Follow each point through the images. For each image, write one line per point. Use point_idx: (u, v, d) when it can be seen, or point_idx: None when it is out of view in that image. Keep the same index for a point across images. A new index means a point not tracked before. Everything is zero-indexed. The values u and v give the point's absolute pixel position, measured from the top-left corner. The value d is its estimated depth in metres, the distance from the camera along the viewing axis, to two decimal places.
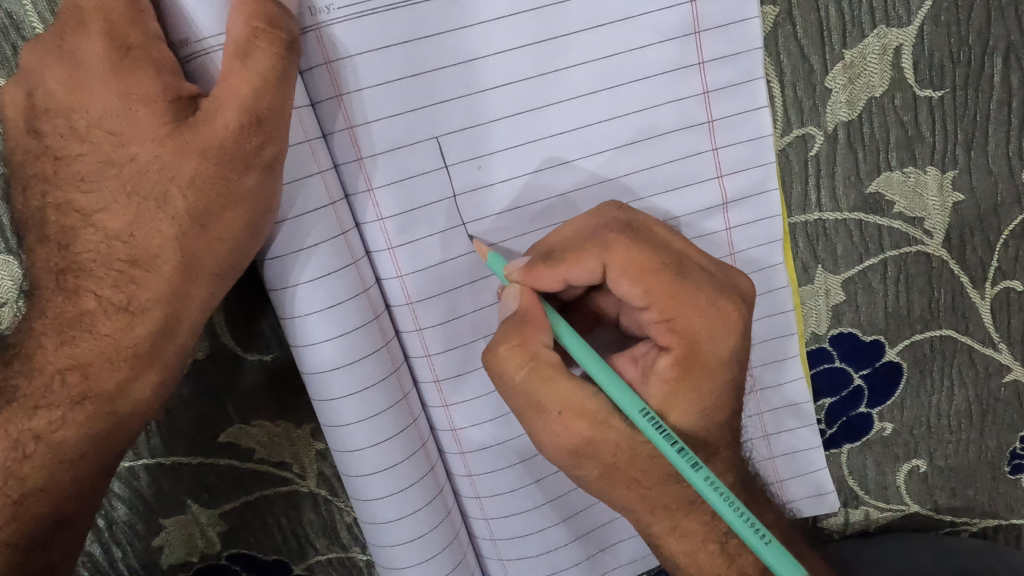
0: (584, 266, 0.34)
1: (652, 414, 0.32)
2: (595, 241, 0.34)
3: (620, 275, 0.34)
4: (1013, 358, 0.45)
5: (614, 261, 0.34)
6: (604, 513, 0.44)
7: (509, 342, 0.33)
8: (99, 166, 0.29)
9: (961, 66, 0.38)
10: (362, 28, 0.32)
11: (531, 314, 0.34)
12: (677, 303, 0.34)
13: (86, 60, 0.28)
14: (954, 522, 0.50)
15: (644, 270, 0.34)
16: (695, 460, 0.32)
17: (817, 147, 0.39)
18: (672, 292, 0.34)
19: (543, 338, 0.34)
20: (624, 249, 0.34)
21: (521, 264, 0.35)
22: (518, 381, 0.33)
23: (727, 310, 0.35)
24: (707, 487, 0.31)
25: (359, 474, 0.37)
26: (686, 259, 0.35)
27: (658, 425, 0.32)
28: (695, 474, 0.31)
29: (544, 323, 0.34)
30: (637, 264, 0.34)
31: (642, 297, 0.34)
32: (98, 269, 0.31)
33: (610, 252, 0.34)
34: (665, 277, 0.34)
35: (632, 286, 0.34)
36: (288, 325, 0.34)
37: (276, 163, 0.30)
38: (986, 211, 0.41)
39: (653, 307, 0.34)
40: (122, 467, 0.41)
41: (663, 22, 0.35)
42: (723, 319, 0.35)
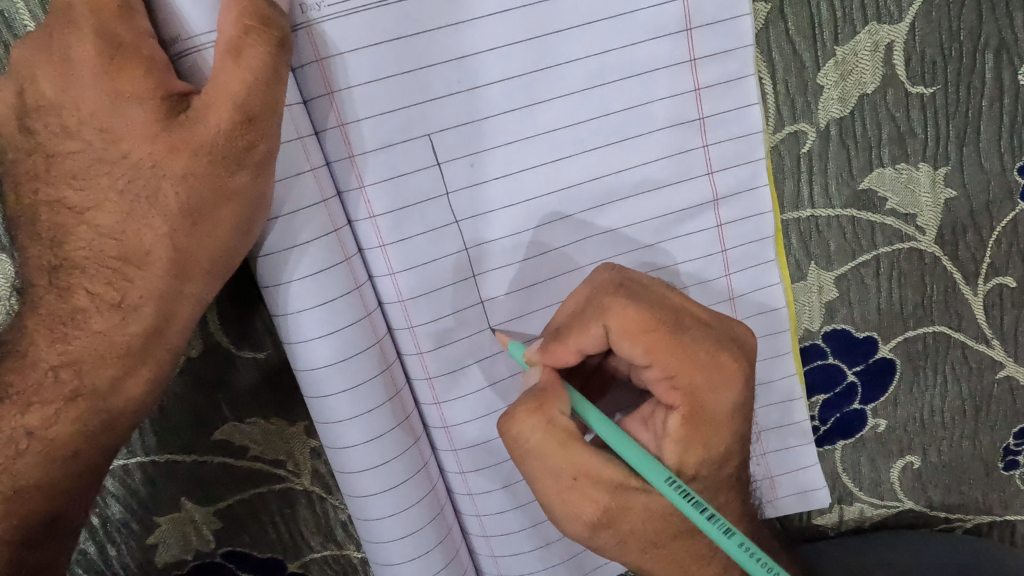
0: (589, 333, 0.34)
1: (679, 483, 0.32)
2: (596, 305, 0.34)
3: (621, 336, 0.34)
4: (1005, 354, 0.45)
5: (615, 323, 0.34)
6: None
7: (528, 406, 0.34)
8: (91, 163, 0.29)
9: (953, 63, 0.38)
10: (352, 25, 0.32)
11: (548, 391, 0.34)
12: (675, 358, 0.34)
13: (77, 57, 0.28)
14: (948, 519, 0.50)
15: (643, 329, 0.34)
16: (727, 526, 0.31)
17: (809, 144, 0.39)
18: (672, 349, 0.34)
19: (561, 407, 0.34)
20: (622, 311, 0.34)
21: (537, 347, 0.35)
22: (533, 448, 0.33)
23: (728, 364, 0.35)
24: (742, 552, 0.31)
25: (352, 472, 0.37)
26: (684, 308, 0.35)
27: (684, 493, 0.32)
28: (730, 541, 0.31)
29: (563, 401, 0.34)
30: (634, 323, 0.34)
31: (644, 356, 0.34)
32: (91, 267, 0.31)
33: (609, 315, 0.34)
34: (663, 335, 0.34)
35: (633, 346, 0.34)
36: (281, 322, 0.34)
37: (267, 161, 0.30)
38: (979, 207, 0.42)
39: (656, 365, 0.34)
40: (116, 465, 0.41)
41: (654, 19, 0.35)
42: (725, 373, 0.35)
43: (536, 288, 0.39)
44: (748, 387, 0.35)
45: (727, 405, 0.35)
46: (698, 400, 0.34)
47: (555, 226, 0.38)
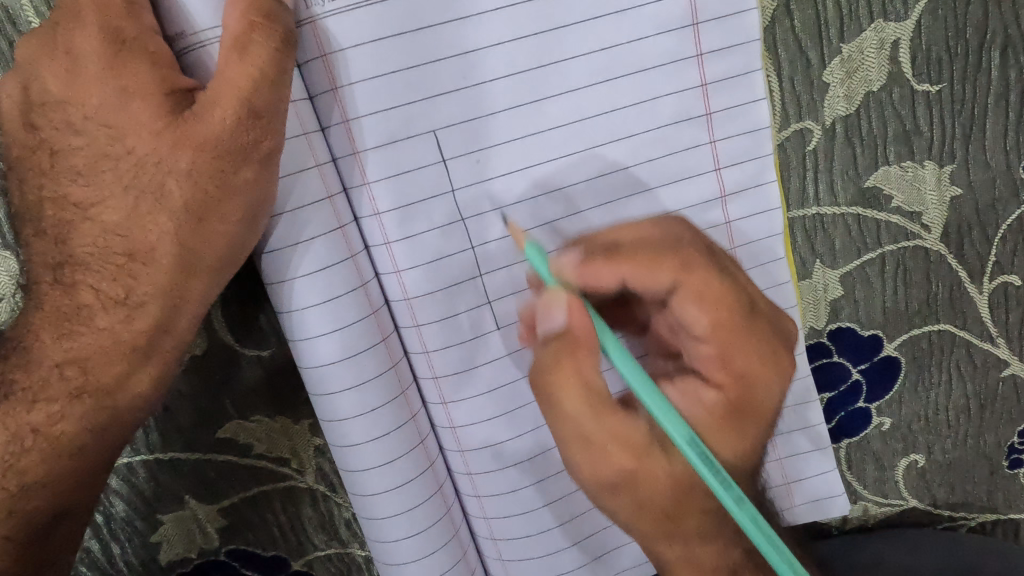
0: (656, 274, 0.35)
1: (705, 450, 0.31)
2: (671, 258, 0.35)
3: (690, 297, 0.35)
4: (1010, 352, 0.45)
5: (688, 285, 0.35)
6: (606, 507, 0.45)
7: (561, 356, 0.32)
8: (96, 159, 0.29)
9: (959, 60, 0.38)
10: (357, 20, 0.32)
11: (581, 335, 0.32)
12: (739, 340, 0.35)
13: (83, 52, 0.28)
14: (952, 517, 0.50)
15: (717, 299, 0.35)
16: (740, 496, 0.31)
17: (815, 142, 0.39)
18: (736, 330, 0.35)
19: (593, 362, 0.32)
20: (703, 275, 0.35)
21: (574, 259, 0.35)
22: (569, 413, 0.33)
23: (783, 362, 0.36)
24: (751, 525, 0.31)
25: (357, 470, 0.37)
26: (747, 291, 0.36)
27: (705, 456, 0.31)
28: (743, 512, 0.31)
29: (599, 351, 0.32)
30: (713, 294, 0.35)
31: (706, 329, 0.35)
32: (96, 263, 0.31)
33: (687, 274, 0.35)
34: (735, 314, 0.35)
35: (701, 313, 0.35)
36: (286, 319, 0.34)
37: (273, 157, 0.30)
38: (985, 205, 0.41)
39: (714, 342, 0.35)
40: (120, 463, 0.41)
41: (660, 15, 0.35)
42: (779, 365, 0.36)
43: None
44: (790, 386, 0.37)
45: (772, 403, 0.36)
46: (748, 390, 0.35)
47: (561, 224, 0.37)
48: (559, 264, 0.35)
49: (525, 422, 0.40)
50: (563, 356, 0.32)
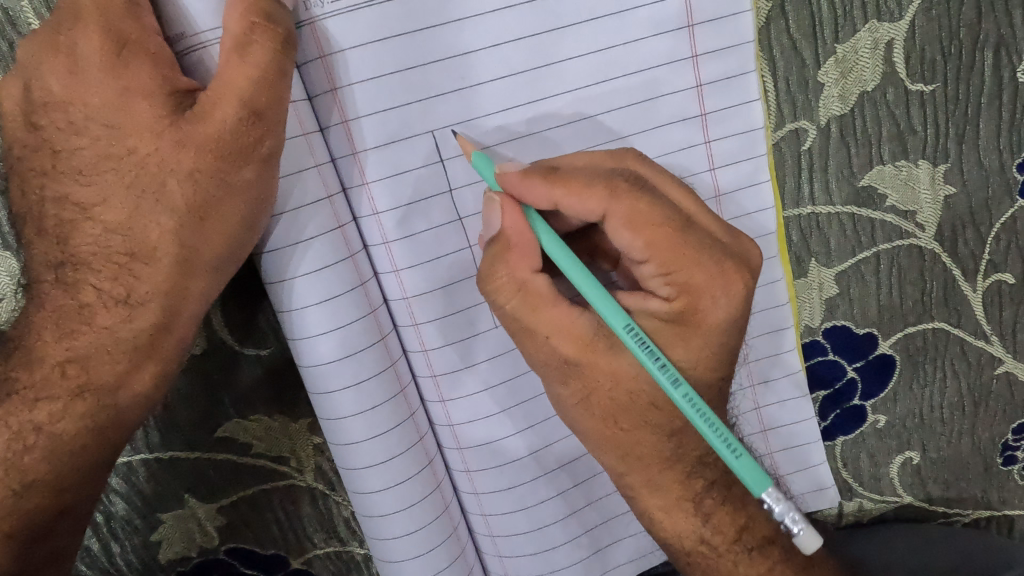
0: (584, 203, 0.32)
1: (637, 331, 0.32)
2: (602, 184, 0.32)
3: (621, 226, 0.33)
4: (1004, 349, 0.46)
5: (618, 211, 0.32)
6: (604, 504, 0.45)
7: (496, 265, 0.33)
8: (97, 160, 0.30)
9: (953, 61, 0.39)
10: (355, 21, 0.32)
11: (515, 236, 0.33)
12: (678, 259, 0.33)
13: (85, 53, 0.28)
14: (947, 513, 0.51)
15: (649, 221, 0.33)
16: (677, 377, 0.32)
17: (810, 141, 0.39)
18: (674, 248, 0.33)
19: (532, 265, 0.33)
20: (631, 200, 0.32)
21: (516, 170, 0.33)
22: (509, 312, 0.34)
23: (734, 279, 0.34)
24: (685, 404, 0.32)
25: (356, 468, 0.38)
26: (682, 211, 0.34)
27: (641, 342, 0.32)
28: (676, 391, 0.32)
29: (533, 245, 0.33)
30: (641, 216, 0.32)
31: (643, 250, 0.33)
32: (97, 262, 0.31)
33: (616, 202, 0.32)
34: (671, 233, 0.33)
35: (634, 238, 0.33)
36: (285, 318, 0.34)
37: (273, 157, 0.30)
38: (978, 204, 0.42)
39: (653, 260, 0.33)
40: (120, 462, 0.42)
41: (656, 16, 0.35)
42: (727, 283, 0.34)
43: None
44: (745, 301, 0.35)
45: (721, 320, 0.34)
46: (693, 300, 0.34)
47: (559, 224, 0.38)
48: (503, 180, 0.32)
49: (523, 419, 0.41)
50: (497, 258, 0.33)
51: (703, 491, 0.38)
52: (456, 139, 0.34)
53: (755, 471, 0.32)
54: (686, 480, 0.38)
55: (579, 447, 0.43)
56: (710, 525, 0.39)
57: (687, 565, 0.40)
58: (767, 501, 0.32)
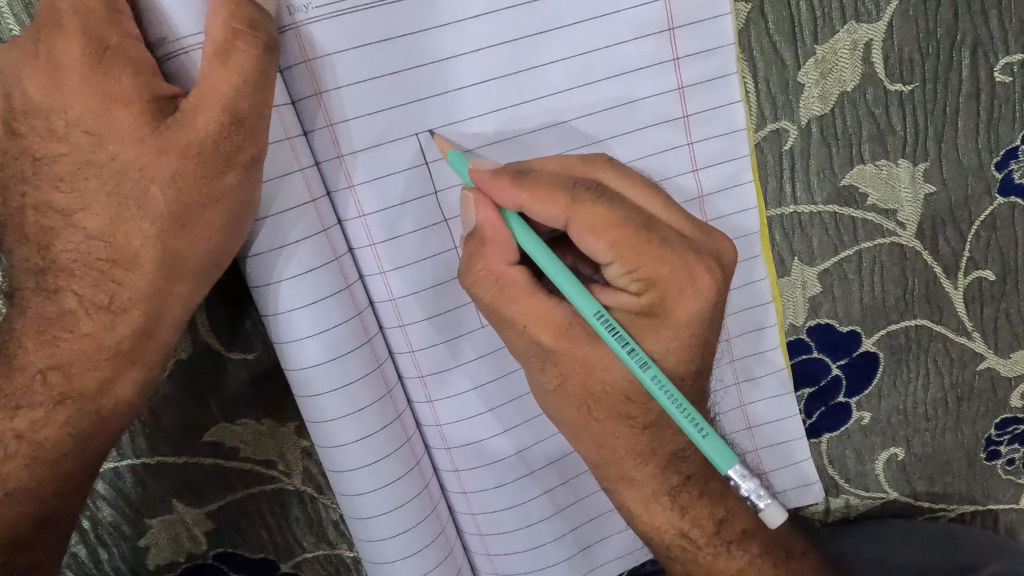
0: (547, 209, 0.33)
1: (606, 316, 0.33)
2: (564, 192, 0.33)
3: (585, 230, 0.33)
4: (986, 346, 0.46)
5: (580, 218, 0.33)
6: (590, 503, 0.45)
7: (474, 258, 0.35)
8: (78, 166, 0.30)
9: (931, 60, 0.39)
10: (339, 27, 0.32)
11: (489, 231, 0.34)
12: (642, 257, 0.33)
13: (65, 61, 0.28)
14: (933, 509, 0.51)
15: (612, 224, 0.33)
16: (644, 360, 0.33)
17: (791, 141, 0.40)
18: (637, 247, 0.33)
19: (507, 256, 0.35)
20: (591, 207, 0.33)
21: (489, 168, 0.34)
22: (486, 304, 0.35)
23: (699, 275, 0.34)
24: (654, 385, 0.32)
25: (344, 470, 0.38)
26: (648, 214, 0.34)
27: (609, 326, 0.33)
28: (643, 374, 0.33)
29: (506, 239, 0.34)
30: (603, 221, 0.33)
31: (607, 252, 0.33)
32: (79, 269, 0.31)
33: (577, 210, 0.33)
34: (633, 234, 0.33)
35: (597, 242, 0.33)
36: (271, 322, 0.34)
37: (256, 162, 0.31)
38: (958, 202, 0.42)
39: (618, 261, 0.34)
40: (106, 468, 0.42)
41: (636, 20, 0.36)
42: (693, 281, 0.34)
43: None
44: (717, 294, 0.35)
45: (689, 312, 0.34)
46: (661, 293, 0.34)
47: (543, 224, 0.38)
48: (475, 178, 0.33)
49: (510, 419, 0.41)
50: (474, 252, 0.35)
51: (680, 483, 0.39)
52: (433, 138, 0.35)
53: (721, 449, 0.32)
54: (663, 472, 0.38)
55: (566, 446, 0.43)
56: (688, 518, 0.40)
57: (670, 561, 0.41)
58: (734, 479, 0.32)
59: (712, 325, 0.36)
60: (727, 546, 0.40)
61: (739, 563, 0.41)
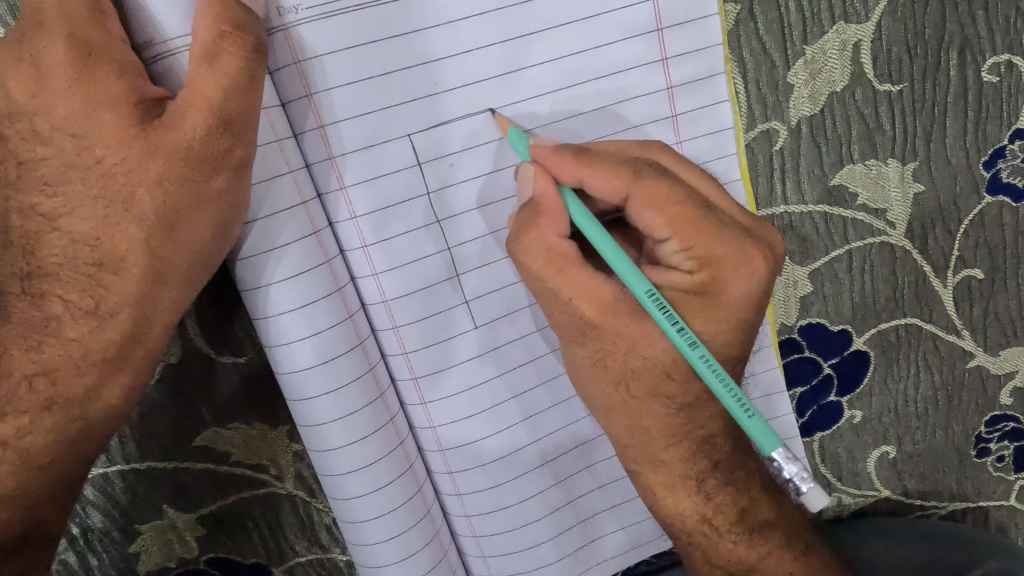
0: (608, 183, 0.33)
1: (657, 296, 0.33)
2: (626, 168, 0.33)
3: (644, 206, 0.33)
4: (975, 344, 0.47)
5: (640, 192, 0.33)
6: (614, 489, 0.45)
7: (526, 231, 0.34)
8: (64, 169, 0.29)
9: (919, 61, 0.39)
10: (328, 28, 0.32)
11: (544, 202, 0.34)
12: (699, 236, 0.34)
13: (48, 63, 0.28)
14: (924, 506, 0.52)
15: (672, 201, 0.33)
16: (694, 340, 0.33)
17: (781, 142, 0.40)
18: (695, 226, 0.33)
19: (559, 229, 0.34)
20: (653, 182, 0.33)
21: (549, 145, 0.34)
22: (533, 273, 0.34)
23: (755, 258, 0.34)
24: (703, 365, 0.33)
25: (336, 474, 0.37)
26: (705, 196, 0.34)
27: (661, 306, 0.33)
28: (693, 353, 0.33)
29: (560, 212, 0.34)
30: (663, 196, 0.33)
31: (665, 228, 0.33)
32: (64, 274, 0.30)
33: (638, 184, 0.33)
34: (691, 212, 0.33)
35: (656, 217, 0.33)
36: (261, 325, 0.34)
37: (245, 165, 0.30)
38: (946, 201, 0.43)
39: (675, 237, 0.34)
40: (95, 474, 0.41)
41: (625, 21, 0.36)
42: (749, 264, 0.34)
43: (513, 288, 0.39)
44: (769, 277, 0.35)
45: (741, 293, 0.35)
46: (715, 272, 0.34)
47: None
48: (535, 154, 0.33)
49: (504, 420, 0.41)
50: (526, 222, 0.34)
51: (707, 470, 0.39)
52: (495, 116, 0.35)
53: (766, 431, 0.32)
54: (691, 457, 0.38)
55: (560, 446, 0.43)
56: (711, 505, 0.39)
57: (690, 546, 0.41)
58: (777, 461, 0.32)
59: (758, 308, 0.36)
60: (746, 534, 0.40)
61: (761, 551, 0.41)
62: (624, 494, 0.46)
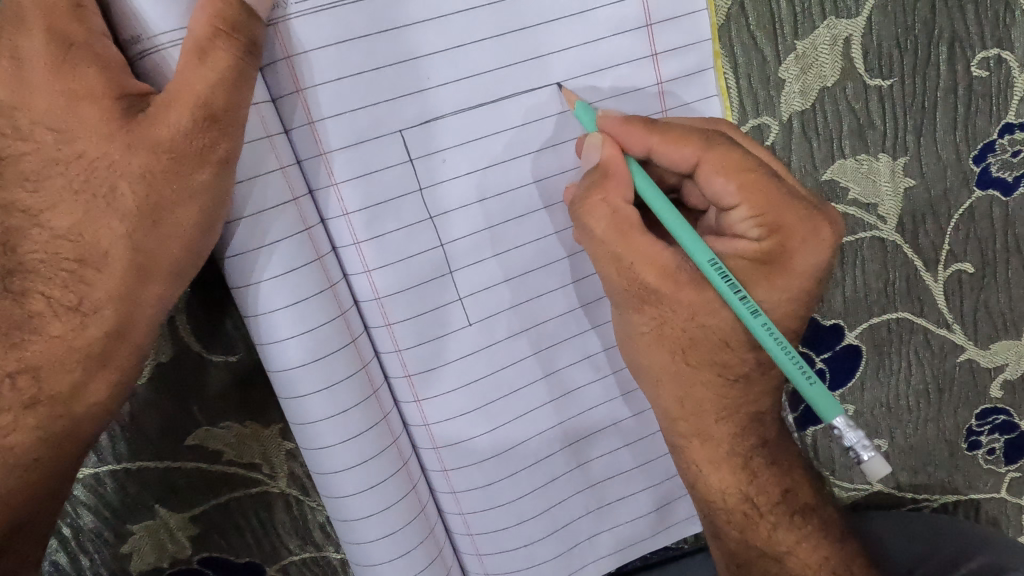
0: (679, 151, 0.34)
1: (719, 265, 0.33)
2: (698, 135, 0.33)
3: (716, 171, 0.34)
4: (966, 337, 0.47)
5: (713, 158, 0.33)
6: (652, 469, 0.46)
7: (592, 194, 0.34)
8: (45, 164, 0.29)
9: (909, 55, 0.40)
10: (320, 22, 0.32)
11: (613, 167, 0.34)
12: (770, 203, 0.34)
13: (28, 58, 0.28)
14: (915, 499, 0.52)
15: (742, 169, 0.34)
16: (755, 308, 0.33)
17: (772, 136, 0.40)
18: (766, 193, 0.34)
19: (624, 194, 0.34)
20: (726, 149, 0.33)
21: (618, 117, 0.34)
22: (596, 235, 0.34)
23: (823, 228, 0.35)
24: (764, 333, 0.33)
25: (329, 471, 0.37)
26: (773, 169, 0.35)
27: (724, 275, 0.33)
28: (755, 321, 0.33)
29: (627, 178, 0.34)
30: (734, 163, 0.33)
31: (735, 195, 0.34)
32: (47, 270, 0.30)
33: (710, 150, 0.33)
34: (762, 180, 0.34)
35: (727, 183, 0.34)
36: (253, 323, 0.34)
37: (230, 160, 0.30)
38: (937, 195, 0.43)
39: (745, 204, 0.34)
40: (85, 474, 0.41)
41: (616, 16, 0.36)
42: (817, 233, 0.35)
43: (508, 285, 0.39)
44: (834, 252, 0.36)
45: (807, 265, 0.35)
46: (783, 241, 0.34)
47: (534, 218, 0.38)
48: (603, 124, 0.34)
49: (498, 418, 0.41)
50: (594, 185, 0.34)
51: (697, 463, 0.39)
52: (562, 90, 0.36)
53: (827, 397, 0.32)
54: (741, 431, 0.39)
55: (555, 442, 0.43)
56: (756, 484, 0.40)
57: (726, 525, 0.41)
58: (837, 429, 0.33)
59: (804, 289, 0.36)
60: (790, 517, 0.41)
61: (797, 535, 0.41)
62: (627, 488, 0.46)
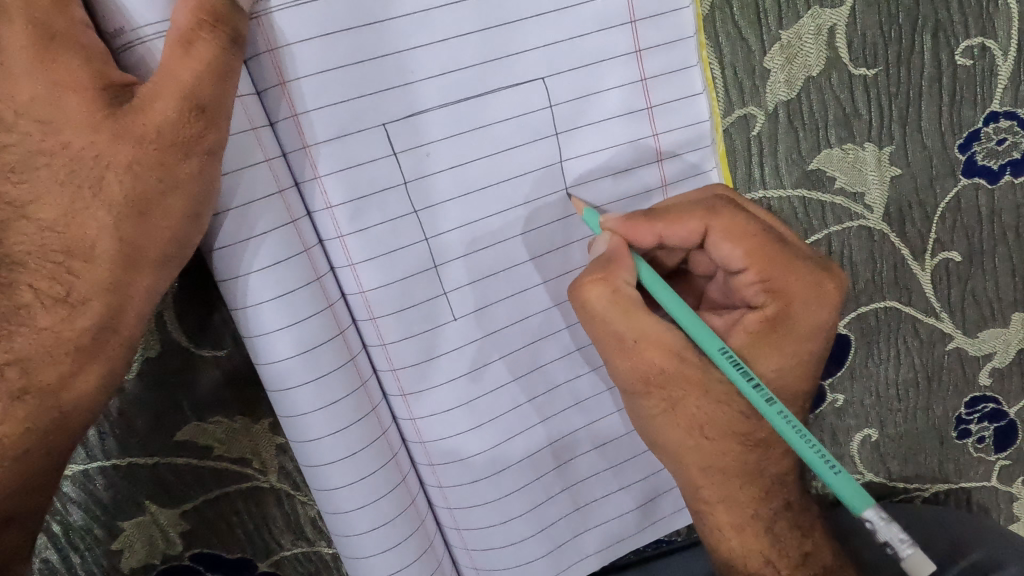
0: (682, 229, 0.37)
1: (729, 353, 0.35)
2: (699, 208, 0.37)
3: (722, 238, 0.37)
4: (955, 326, 0.47)
5: (718, 225, 0.37)
6: (641, 463, 0.46)
7: (595, 275, 0.35)
8: (29, 155, 0.29)
9: (894, 44, 0.40)
10: (302, 16, 0.32)
11: (617, 257, 0.36)
12: (775, 266, 0.37)
13: (8, 47, 0.27)
14: (907, 490, 0.52)
15: (745, 235, 0.37)
16: (770, 396, 0.34)
17: (759, 126, 0.40)
18: (771, 255, 0.37)
19: (627, 277, 0.35)
20: (727, 217, 0.37)
21: (618, 216, 0.37)
22: (601, 317, 0.35)
23: (827, 287, 0.37)
24: (780, 419, 0.34)
25: (318, 464, 0.37)
26: (774, 230, 0.38)
27: (734, 362, 0.35)
28: (769, 407, 0.34)
29: (630, 267, 0.36)
30: (736, 227, 0.36)
31: (742, 258, 0.37)
32: (33, 262, 0.30)
33: (714, 217, 0.37)
34: (765, 243, 0.37)
35: (734, 248, 0.37)
36: (240, 316, 0.34)
37: (217, 150, 0.30)
38: (923, 185, 0.43)
39: (751, 269, 0.37)
40: (76, 471, 0.41)
41: (600, 10, 0.36)
42: (823, 293, 0.37)
43: (495, 279, 0.39)
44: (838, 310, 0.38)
45: (817, 322, 0.37)
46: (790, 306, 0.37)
47: (520, 211, 0.38)
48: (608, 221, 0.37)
49: (486, 412, 0.41)
50: (599, 271, 0.36)
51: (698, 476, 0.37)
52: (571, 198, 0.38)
53: (856, 490, 0.32)
54: (767, 496, 0.37)
55: (544, 436, 0.43)
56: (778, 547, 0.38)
57: None
58: (872, 521, 0.33)
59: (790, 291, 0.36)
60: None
61: None
62: (617, 482, 0.46)
